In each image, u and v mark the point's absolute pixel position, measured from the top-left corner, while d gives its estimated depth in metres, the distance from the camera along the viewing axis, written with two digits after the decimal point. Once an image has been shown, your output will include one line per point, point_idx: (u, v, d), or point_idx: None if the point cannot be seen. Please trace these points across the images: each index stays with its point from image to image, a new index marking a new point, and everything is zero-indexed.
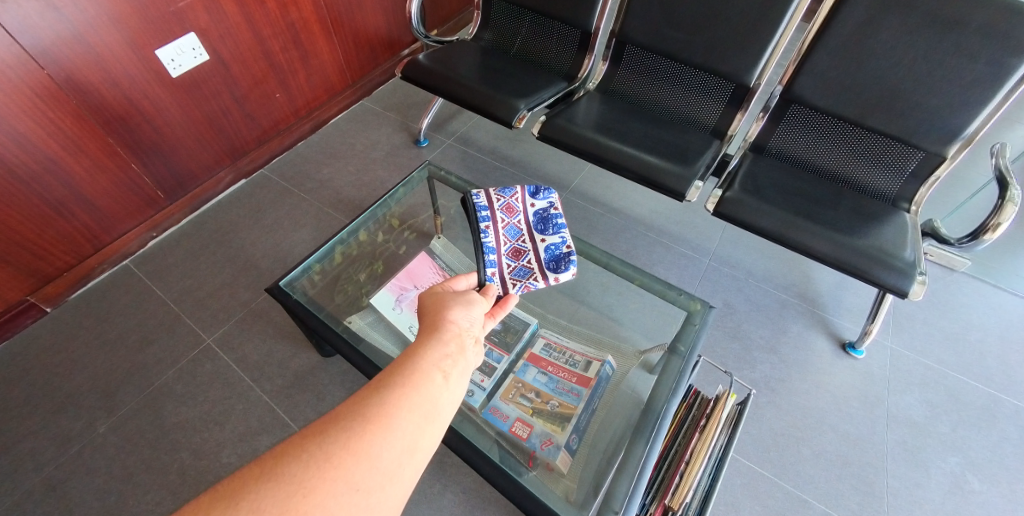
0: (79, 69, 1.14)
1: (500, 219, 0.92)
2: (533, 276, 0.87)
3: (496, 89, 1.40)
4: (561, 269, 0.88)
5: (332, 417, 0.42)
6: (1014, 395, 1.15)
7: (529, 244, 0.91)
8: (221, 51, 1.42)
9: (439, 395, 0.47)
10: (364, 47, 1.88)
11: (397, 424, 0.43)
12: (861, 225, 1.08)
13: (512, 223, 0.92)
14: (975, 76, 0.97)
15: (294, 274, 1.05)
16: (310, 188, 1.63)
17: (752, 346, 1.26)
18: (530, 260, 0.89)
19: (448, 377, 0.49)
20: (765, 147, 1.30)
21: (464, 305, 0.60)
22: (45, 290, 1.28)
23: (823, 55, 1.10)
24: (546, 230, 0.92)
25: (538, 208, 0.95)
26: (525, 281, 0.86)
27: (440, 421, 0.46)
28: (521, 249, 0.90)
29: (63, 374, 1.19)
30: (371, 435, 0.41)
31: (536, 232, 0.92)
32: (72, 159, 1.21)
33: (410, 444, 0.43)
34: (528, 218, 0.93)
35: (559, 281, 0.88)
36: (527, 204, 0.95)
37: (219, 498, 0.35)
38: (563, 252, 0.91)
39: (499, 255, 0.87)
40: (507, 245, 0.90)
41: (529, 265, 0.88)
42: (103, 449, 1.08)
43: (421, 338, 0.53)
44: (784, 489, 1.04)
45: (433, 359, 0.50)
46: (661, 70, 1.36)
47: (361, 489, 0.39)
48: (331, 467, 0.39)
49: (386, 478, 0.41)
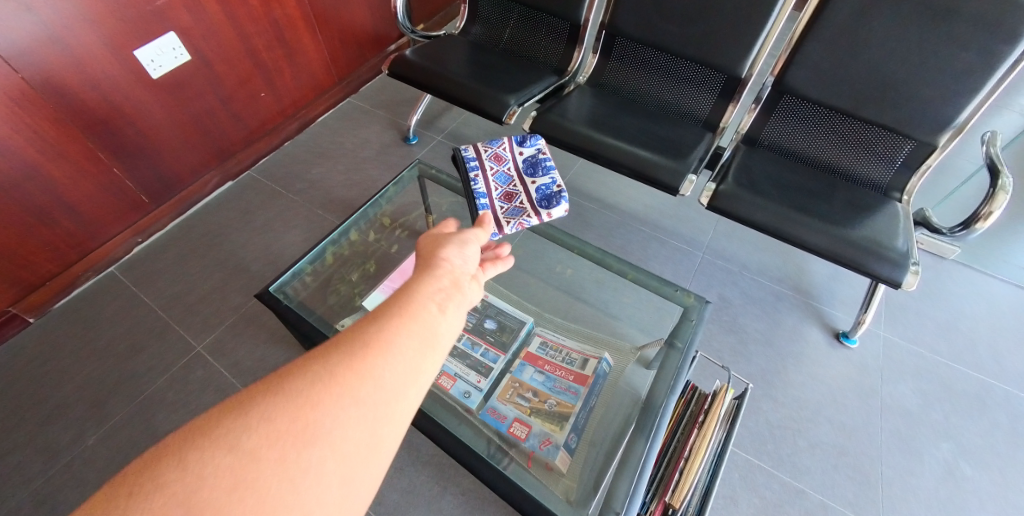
0: (56, 72, 1.11)
1: (489, 168, 0.93)
2: (525, 214, 0.87)
3: (486, 84, 1.38)
4: (552, 205, 0.87)
5: (328, 343, 0.37)
6: (1003, 381, 1.17)
7: (521, 187, 0.91)
8: (203, 51, 1.38)
9: (440, 322, 0.42)
10: (350, 43, 1.84)
11: (398, 345, 0.38)
12: (854, 216, 1.08)
13: (502, 170, 0.93)
14: (967, 65, 0.97)
15: (284, 279, 1.03)
16: (298, 189, 1.61)
17: (748, 338, 1.26)
18: (521, 200, 0.89)
19: (446, 305, 0.44)
20: (757, 139, 1.29)
21: (457, 244, 0.56)
22: (29, 300, 1.25)
23: (816, 45, 1.09)
24: (536, 173, 0.92)
25: (527, 155, 0.95)
26: (519, 220, 0.87)
27: (445, 346, 0.42)
28: (513, 192, 0.90)
29: (49, 386, 1.16)
30: (368, 356, 0.36)
31: (526, 176, 0.92)
32: (53, 165, 1.18)
33: (414, 365, 0.38)
34: (517, 165, 0.94)
35: (552, 217, 0.88)
36: (516, 152, 0.95)
37: (212, 428, 0.32)
38: (554, 191, 0.90)
39: (490, 198, 0.89)
40: (497, 189, 0.91)
41: (522, 205, 0.88)
42: (93, 462, 1.06)
43: (415, 274, 0.49)
44: (781, 480, 1.05)
45: (429, 289, 0.45)
46: (653, 61, 1.34)
47: (364, 406, 0.34)
48: (333, 386, 0.34)
49: (392, 399, 0.36)
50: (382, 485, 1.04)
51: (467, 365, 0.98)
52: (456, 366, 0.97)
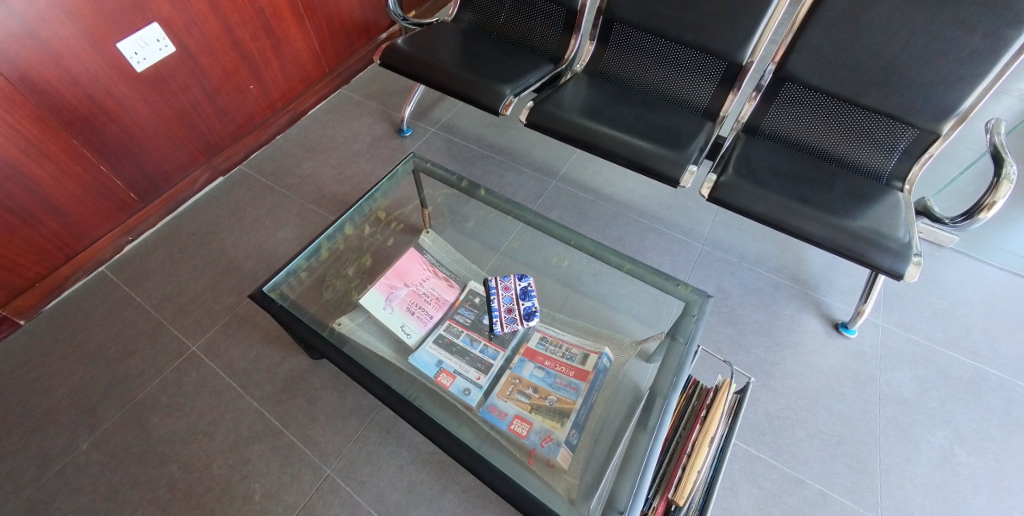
0: (35, 68, 1.07)
1: (500, 284, 1.09)
2: (509, 318, 1.03)
3: (480, 73, 1.35)
4: (526, 318, 1.03)
5: None
6: (999, 368, 1.17)
7: (514, 306, 1.05)
8: (187, 42, 1.34)
9: None
10: (339, 32, 1.79)
11: None
12: (856, 206, 1.07)
13: (508, 290, 1.07)
14: (972, 49, 0.95)
15: (278, 279, 1.01)
16: (290, 184, 1.57)
17: (747, 330, 1.26)
18: (511, 308, 1.04)
19: None
20: (758, 128, 1.27)
21: None
22: (16, 303, 1.23)
23: (818, 30, 1.07)
24: (527, 297, 1.07)
25: (527, 285, 1.09)
26: (503, 322, 1.03)
27: None
28: (508, 307, 1.04)
29: (41, 391, 1.14)
30: None
31: (520, 298, 1.06)
32: (35, 164, 1.15)
33: None
34: (517, 289, 1.08)
35: (527, 327, 1.03)
36: (522, 281, 1.10)
37: None
38: (533, 311, 1.05)
39: (491, 306, 1.05)
40: (498, 304, 1.05)
41: (511, 312, 1.04)
42: (87, 467, 1.05)
43: None
44: (781, 471, 1.05)
45: None
46: (652, 48, 1.31)
47: None
48: None
49: None
50: (382, 484, 1.03)
51: (466, 362, 0.96)
52: (455, 363, 0.96)
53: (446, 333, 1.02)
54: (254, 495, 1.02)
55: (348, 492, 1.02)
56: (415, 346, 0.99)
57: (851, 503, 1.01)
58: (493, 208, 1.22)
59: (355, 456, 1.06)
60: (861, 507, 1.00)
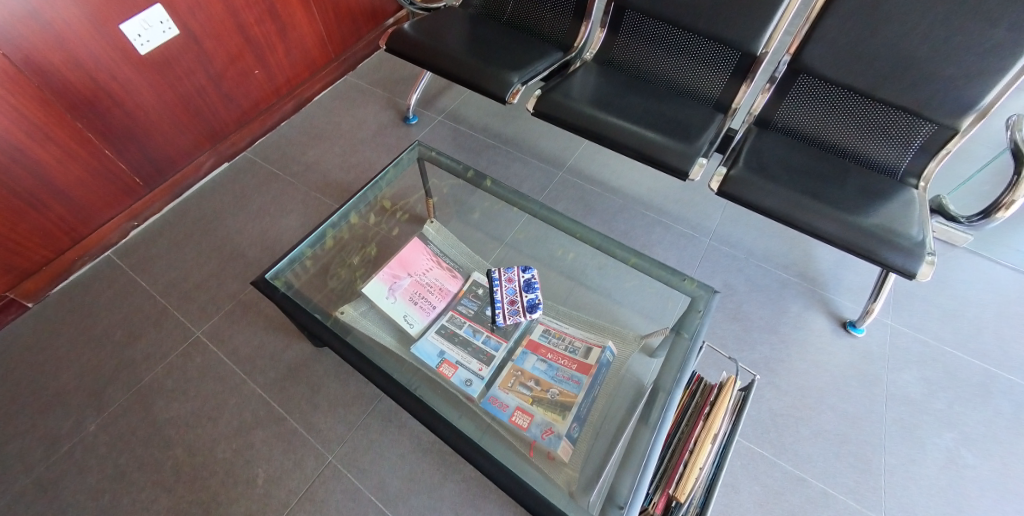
0: (38, 50, 1.06)
1: (503, 277, 1.08)
2: (513, 311, 1.02)
3: (488, 61, 1.33)
4: (529, 310, 1.02)
5: None
6: (1009, 370, 1.16)
7: (517, 298, 1.04)
8: (191, 25, 1.32)
9: None
10: (345, 17, 1.77)
11: None
12: (868, 203, 1.05)
13: (509, 283, 1.06)
14: (995, 43, 0.91)
15: (281, 266, 1.00)
16: (295, 171, 1.57)
17: (752, 326, 1.25)
18: (513, 300, 1.03)
19: None
20: (770, 121, 1.24)
21: None
22: (24, 286, 1.24)
23: (836, 20, 1.04)
24: (529, 290, 1.05)
25: (528, 277, 1.08)
26: (506, 314, 1.01)
27: None
28: (511, 299, 1.03)
29: (49, 373, 1.16)
30: None
31: (523, 291, 1.05)
32: (40, 148, 1.15)
33: None
34: (519, 282, 1.06)
35: (530, 320, 1.02)
36: (523, 274, 1.09)
37: None
38: (535, 303, 1.04)
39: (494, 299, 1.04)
40: (501, 296, 1.04)
41: (513, 304, 1.03)
42: (94, 448, 1.06)
43: None
44: (783, 469, 1.04)
45: None
46: (663, 37, 1.28)
47: None
48: None
49: None
50: (383, 472, 1.04)
51: (468, 353, 0.96)
52: (457, 354, 0.96)
53: (449, 324, 1.01)
54: (257, 479, 1.03)
55: (350, 479, 1.03)
56: (417, 336, 0.99)
57: (854, 502, 1.00)
58: (499, 199, 1.20)
59: (357, 444, 1.07)
60: (863, 507, 1.00)
